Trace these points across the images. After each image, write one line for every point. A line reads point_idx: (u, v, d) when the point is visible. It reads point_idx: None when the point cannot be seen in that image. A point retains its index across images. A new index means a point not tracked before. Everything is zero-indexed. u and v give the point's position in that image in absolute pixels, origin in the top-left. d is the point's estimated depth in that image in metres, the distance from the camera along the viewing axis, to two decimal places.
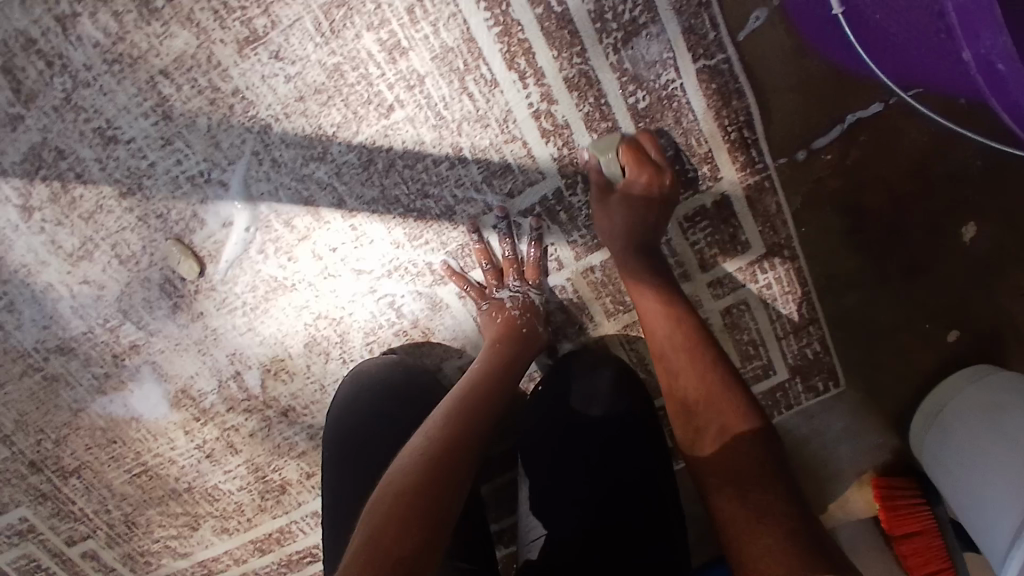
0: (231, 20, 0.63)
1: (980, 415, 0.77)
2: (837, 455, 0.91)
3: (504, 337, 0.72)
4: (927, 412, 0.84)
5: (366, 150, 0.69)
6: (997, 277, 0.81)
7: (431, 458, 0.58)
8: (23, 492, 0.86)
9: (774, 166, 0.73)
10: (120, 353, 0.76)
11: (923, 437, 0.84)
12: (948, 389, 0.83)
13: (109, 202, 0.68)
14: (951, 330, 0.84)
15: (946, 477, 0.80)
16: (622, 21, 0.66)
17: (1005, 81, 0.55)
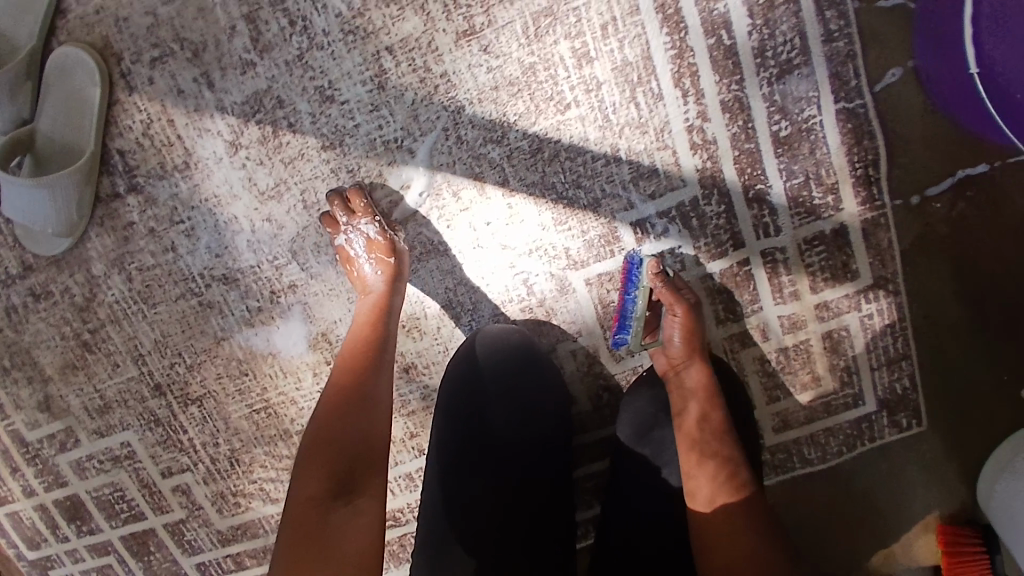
0: (456, 15, 0.74)
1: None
2: (910, 499, 0.94)
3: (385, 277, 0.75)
4: (997, 461, 0.87)
5: (538, 140, 0.78)
6: None
7: (352, 396, 0.65)
8: (137, 414, 0.89)
9: (892, 206, 0.81)
10: (278, 290, 0.83)
11: (991, 484, 0.87)
12: (1022, 440, 0.86)
13: (311, 151, 0.78)
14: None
15: (1010, 521, 0.82)
16: (779, 59, 0.76)
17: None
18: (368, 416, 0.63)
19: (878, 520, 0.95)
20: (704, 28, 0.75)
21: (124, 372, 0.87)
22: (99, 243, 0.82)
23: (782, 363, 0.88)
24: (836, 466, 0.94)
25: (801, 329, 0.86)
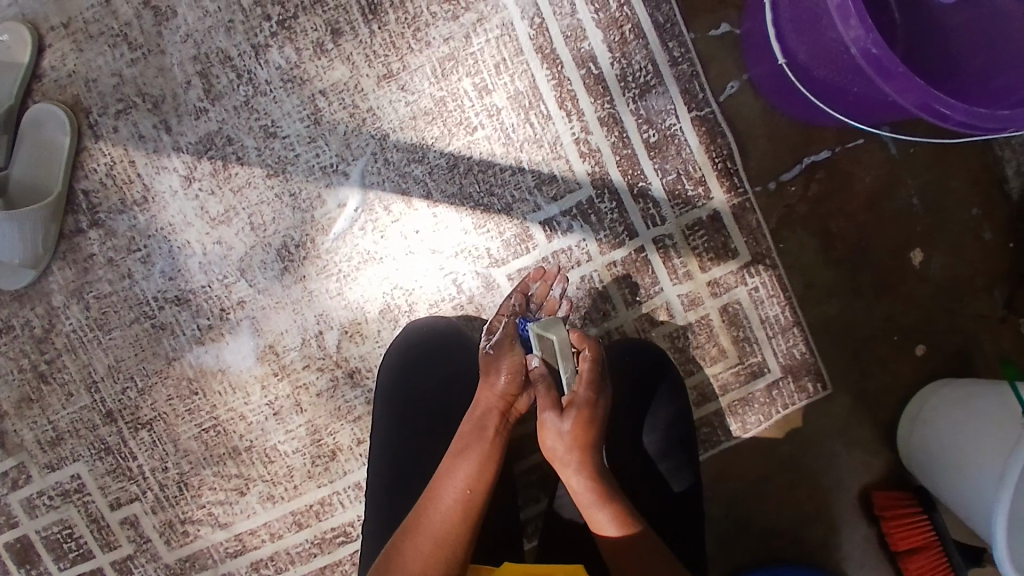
0: (376, 62, 0.91)
1: (953, 403, 0.93)
2: (828, 462, 1.03)
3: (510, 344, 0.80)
4: (910, 416, 1.00)
5: (453, 157, 0.93)
6: (948, 297, 1.01)
7: (451, 456, 0.73)
8: (88, 443, 0.95)
9: (752, 192, 0.97)
10: (227, 307, 0.91)
11: (909, 437, 0.99)
12: (927, 392, 0.99)
13: (257, 180, 0.90)
14: (918, 344, 1.02)
15: (936, 462, 0.93)
16: (640, 83, 0.95)
17: (882, 64, 0.67)
18: (447, 478, 0.71)
19: (806, 485, 1.03)
20: (577, 62, 0.94)
21: (77, 401, 0.93)
22: (59, 276, 0.91)
23: (691, 339, 0.99)
24: (757, 437, 1.02)
25: (699, 306, 0.98)
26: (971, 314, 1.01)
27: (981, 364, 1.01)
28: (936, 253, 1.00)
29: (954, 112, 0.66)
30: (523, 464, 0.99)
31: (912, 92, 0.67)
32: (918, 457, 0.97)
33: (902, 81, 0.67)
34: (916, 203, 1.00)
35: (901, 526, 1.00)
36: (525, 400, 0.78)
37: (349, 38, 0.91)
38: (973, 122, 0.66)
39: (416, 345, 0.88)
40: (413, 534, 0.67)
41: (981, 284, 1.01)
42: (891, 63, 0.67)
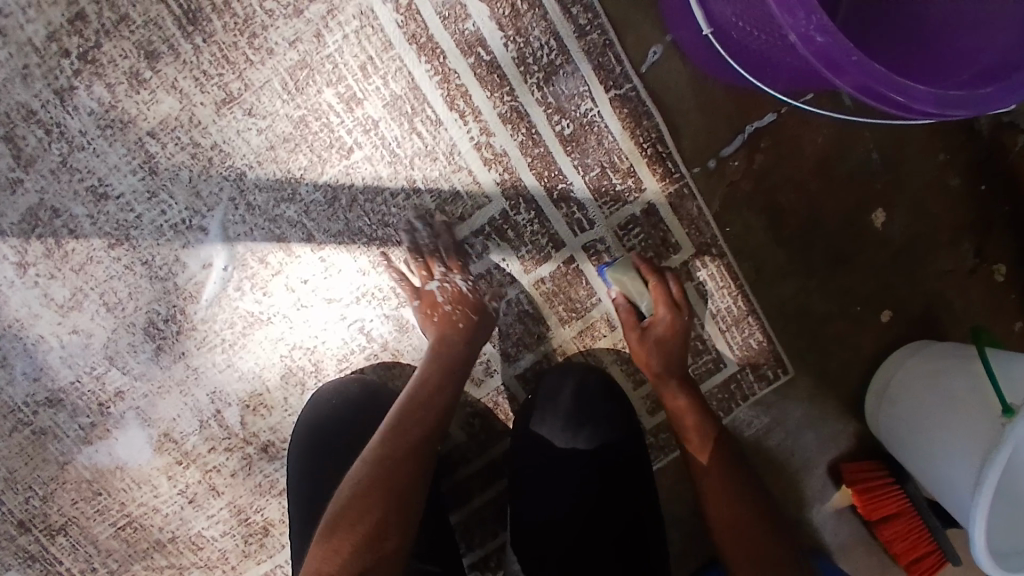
0: (210, 85, 0.74)
1: (925, 382, 0.84)
2: (796, 446, 0.96)
3: (443, 332, 0.77)
4: (877, 391, 0.92)
5: (331, 188, 0.78)
6: (911, 258, 0.91)
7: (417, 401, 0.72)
8: (12, 555, 0.84)
9: (689, 175, 0.84)
10: (106, 401, 0.80)
11: (877, 414, 0.91)
12: (891, 363, 0.91)
13: (99, 253, 0.76)
14: (883, 310, 0.92)
15: (902, 445, 0.87)
16: (542, 63, 0.80)
17: (830, 54, 0.52)
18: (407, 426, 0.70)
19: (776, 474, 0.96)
20: (462, 48, 0.78)
21: None
22: None
23: None
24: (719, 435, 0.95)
25: None
26: (938, 272, 0.92)
27: (950, 319, 0.93)
28: (896, 210, 0.90)
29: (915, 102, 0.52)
30: (471, 505, 0.92)
31: (866, 84, 0.53)
32: (888, 437, 0.90)
33: (854, 72, 0.52)
34: (874, 157, 0.89)
35: (876, 499, 0.93)
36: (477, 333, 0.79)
37: (169, 60, 0.73)
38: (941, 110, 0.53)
39: (330, 415, 0.79)
40: (372, 481, 0.66)
41: (948, 238, 0.91)
42: (841, 51, 0.52)
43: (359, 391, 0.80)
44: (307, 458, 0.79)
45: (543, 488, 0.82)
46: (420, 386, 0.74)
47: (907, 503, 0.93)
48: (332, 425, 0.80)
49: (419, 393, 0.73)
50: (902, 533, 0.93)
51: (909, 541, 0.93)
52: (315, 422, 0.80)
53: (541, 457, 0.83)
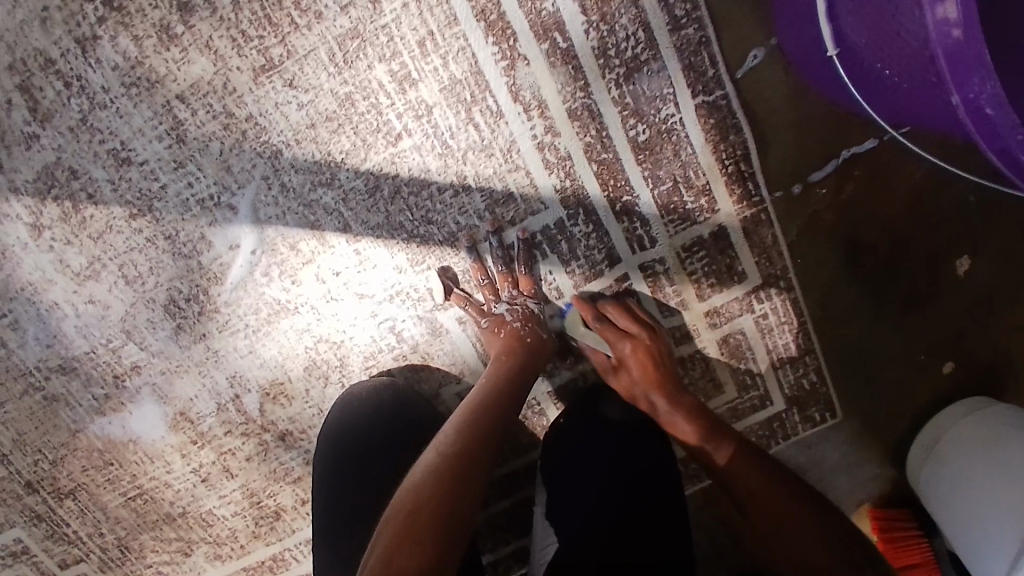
0: (248, 50, 0.66)
1: (975, 446, 0.75)
2: (832, 484, 0.88)
3: (506, 351, 0.73)
4: (923, 440, 0.83)
5: (373, 177, 0.71)
6: (989, 311, 0.82)
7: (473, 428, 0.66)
8: (18, 512, 0.83)
9: (770, 199, 0.75)
10: (121, 374, 0.77)
11: (919, 467, 0.82)
12: (944, 419, 0.82)
13: (119, 223, 0.71)
14: (945, 362, 0.83)
15: (939, 503, 0.78)
16: (625, 57, 0.70)
17: (994, 126, 0.50)
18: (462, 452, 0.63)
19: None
20: (536, 32, 0.68)
21: None
22: None
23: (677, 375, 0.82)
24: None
25: (693, 340, 0.81)
26: (1012, 328, 0.82)
27: (1012, 378, 0.84)
28: (981, 257, 0.80)
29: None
30: (487, 512, 0.89)
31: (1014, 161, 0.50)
32: (925, 496, 0.81)
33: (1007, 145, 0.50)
34: (971, 200, 0.78)
35: (896, 548, 0.85)
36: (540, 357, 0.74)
37: (204, 15, 0.65)
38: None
39: (354, 423, 0.76)
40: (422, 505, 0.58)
41: None
42: (1007, 128, 0.49)
43: (389, 402, 0.77)
44: (326, 466, 0.76)
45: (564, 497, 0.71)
46: (499, 399, 0.69)
47: (931, 557, 0.85)
48: (355, 434, 0.76)
49: (505, 404, 0.68)
50: None
51: None
52: (338, 430, 0.76)
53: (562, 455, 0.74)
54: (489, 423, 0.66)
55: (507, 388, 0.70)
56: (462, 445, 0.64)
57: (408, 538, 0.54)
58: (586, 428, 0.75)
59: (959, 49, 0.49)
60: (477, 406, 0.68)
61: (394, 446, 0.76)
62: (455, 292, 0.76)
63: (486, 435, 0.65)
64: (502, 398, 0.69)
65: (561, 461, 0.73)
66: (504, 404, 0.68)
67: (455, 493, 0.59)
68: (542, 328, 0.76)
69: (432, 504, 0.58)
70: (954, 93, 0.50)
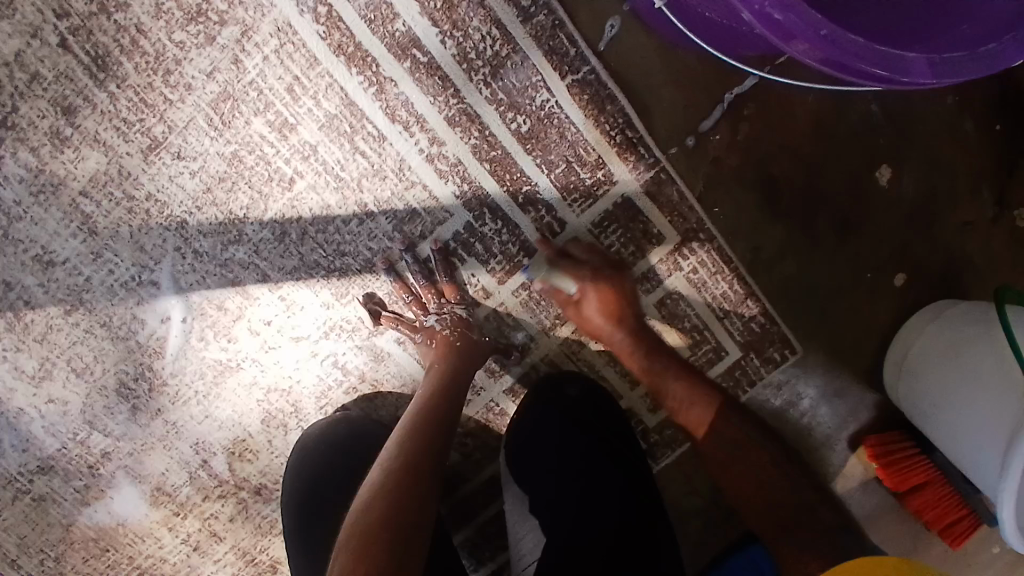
0: (133, 132, 0.70)
1: (943, 357, 0.74)
2: (816, 420, 0.86)
3: (442, 355, 0.75)
4: (895, 359, 0.82)
5: (278, 225, 0.74)
6: (924, 215, 0.80)
7: (421, 431, 0.67)
8: None
9: (666, 157, 0.76)
10: (94, 463, 0.80)
11: (897, 385, 0.81)
12: (910, 331, 0.80)
13: (58, 321, 0.74)
14: (897, 274, 0.82)
15: (925, 418, 0.77)
16: (486, 56, 0.72)
17: (794, 31, 0.45)
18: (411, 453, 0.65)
19: (797, 456, 0.87)
20: (395, 53, 0.71)
21: None
22: None
23: None
24: None
25: None
26: (954, 226, 0.81)
27: (969, 273, 0.82)
28: (901, 163, 0.79)
29: (923, 76, 0.45)
30: (475, 523, 0.89)
31: (858, 65, 0.45)
32: (911, 411, 0.80)
33: (830, 50, 0.45)
34: (875, 109, 0.78)
35: (902, 471, 0.84)
36: (477, 353, 0.76)
37: (86, 112, 0.69)
38: (953, 79, 0.46)
39: (314, 459, 0.78)
40: (378, 515, 0.58)
41: (962, 188, 0.80)
42: (807, 27, 0.44)
43: (344, 434, 0.78)
44: (299, 504, 0.78)
45: (530, 476, 0.80)
46: (439, 400, 0.71)
47: (937, 472, 0.83)
48: (320, 469, 0.78)
49: (437, 416, 0.69)
50: (934, 503, 0.84)
51: (942, 510, 0.84)
52: (303, 469, 0.79)
53: (523, 442, 0.80)
54: (436, 421, 0.69)
55: (450, 387, 0.72)
56: (409, 450, 0.65)
57: (360, 569, 0.53)
58: (548, 414, 0.79)
59: None
60: (421, 409, 0.70)
61: (356, 471, 0.79)
62: (385, 316, 0.78)
63: (433, 437, 0.67)
64: (434, 408, 0.70)
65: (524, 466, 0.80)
66: (437, 415, 0.69)
67: (404, 497, 0.61)
68: (473, 331, 0.78)
69: (385, 509, 0.59)
70: (743, 11, 0.47)
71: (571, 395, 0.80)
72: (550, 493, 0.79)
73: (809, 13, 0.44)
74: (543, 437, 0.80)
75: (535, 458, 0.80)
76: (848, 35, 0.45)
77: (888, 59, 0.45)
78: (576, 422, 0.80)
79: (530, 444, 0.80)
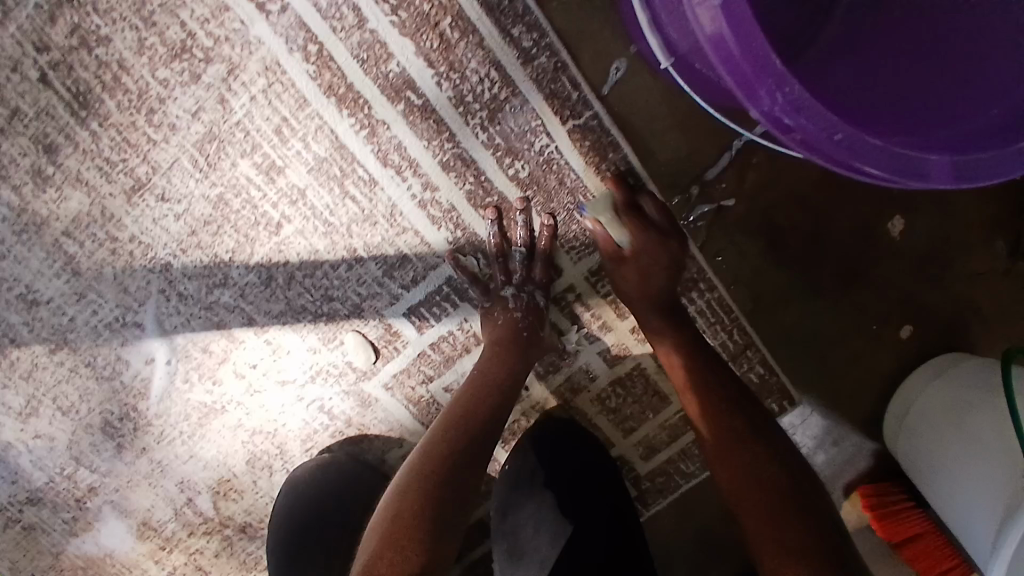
0: (116, 174, 0.68)
1: (943, 420, 0.70)
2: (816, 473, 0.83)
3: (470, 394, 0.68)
4: (895, 412, 0.78)
5: (264, 269, 0.71)
6: (937, 265, 0.76)
7: (433, 481, 0.60)
8: None
9: (669, 205, 0.72)
10: (81, 497, 0.80)
11: (896, 441, 0.77)
12: (912, 385, 0.76)
13: (43, 359, 0.73)
14: (903, 326, 0.78)
15: (918, 478, 0.74)
16: (483, 100, 0.68)
17: (807, 134, 0.42)
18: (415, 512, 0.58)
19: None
20: (388, 96, 0.67)
21: None
22: None
23: (623, 395, 0.80)
24: None
25: (626, 358, 0.78)
26: (967, 276, 0.76)
27: (978, 325, 0.78)
28: (914, 215, 0.75)
29: (944, 181, 0.43)
30: (465, 561, 0.88)
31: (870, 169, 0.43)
32: (907, 468, 0.76)
33: (845, 156, 0.43)
34: None
35: (893, 522, 0.80)
36: (504, 391, 0.69)
37: (69, 151, 0.67)
38: (972, 184, 0.44)
39: (303, 501, 0.77)
40: None
41: (979, 237, 0.76)
42: (823, 131, 0.42)
43: (334, 479, 0.77)
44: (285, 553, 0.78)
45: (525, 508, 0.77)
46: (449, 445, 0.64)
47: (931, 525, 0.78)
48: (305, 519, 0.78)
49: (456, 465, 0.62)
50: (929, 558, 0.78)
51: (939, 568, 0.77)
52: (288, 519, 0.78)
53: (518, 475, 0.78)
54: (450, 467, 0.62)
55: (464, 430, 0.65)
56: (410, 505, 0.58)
57: None
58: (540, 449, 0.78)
59: (748, 58, 0.42)
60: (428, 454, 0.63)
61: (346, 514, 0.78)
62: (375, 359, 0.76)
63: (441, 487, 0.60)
64: (447, 456, 0.62)
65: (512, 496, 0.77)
66: (452, 462, 0.62)
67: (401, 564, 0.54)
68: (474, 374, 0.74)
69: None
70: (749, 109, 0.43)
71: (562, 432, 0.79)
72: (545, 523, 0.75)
73: (825, 117, 0.42)
74: (536, 468, 0.78)
75: (529, 490, 0.77)
76: (865, 138, 0.42)
77: (907, 163, 0.43)
78: (567, 455, 0.77)
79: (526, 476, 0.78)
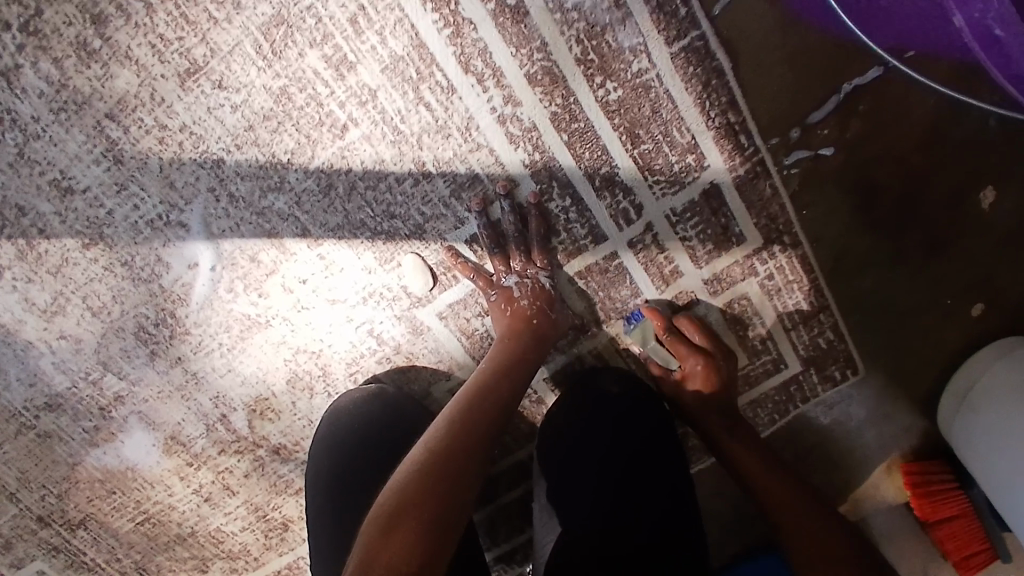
0: (169, 54, 0.61)
1: (1014, 394, 0.68)
2: (870, 442, 0.80)
3: (515, 332, 0.68)
4: (957, 390, 0.75)
5: (324, 175, 0.66)
6: (1022, 244, 0.72)
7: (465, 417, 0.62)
8: (34, 546, 0.82)
9: (764, 148, 0.68)
10: (106, 405, 0.75)
11: (953, 420, 0.74)
12: (975, 366, 0.73)
13: (74, 255, 0.68)
14: (976, 304, 0.74)
15: (973, 458, 0.72)
16: (582, 9, 0.62)
17: None
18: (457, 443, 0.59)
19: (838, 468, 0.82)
20: None
21: (5, 511, 0.80)
22: None
23: None
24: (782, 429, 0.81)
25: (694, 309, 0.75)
26: None
27: None
28: (1009, 188, 0.71)
29: None
30: (497, 503, 0.86)
31: None
32: (962, 449, 0.74)
33: None
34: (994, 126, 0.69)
35: (934, 500, 0.78)
36: (542, 348, 0.69)
37: (119, 24, 0.60)
38: None
39: (344, 430, 0.73)
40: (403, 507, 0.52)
41: None
42: None
43: (377, 410, 0.73)
44: (322, 521, 0.70)
45: (569, 474, 0.72)
46: (499, 381, 0.65)
47: (967, 505, 0.78)
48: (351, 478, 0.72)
49: (467, 450, 0.58)
50: (959, 536, 0.78)
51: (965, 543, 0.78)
52: (333, 474, 0.72)
53: (562, 446, 0.73)
54: (488, 411, 0.62)
55: (511, 372, 0.66)
56: (456, 434, 0.59)
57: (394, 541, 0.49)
58: (591, 401, 0.74)
59: None
60: (467, 396, 0.64)
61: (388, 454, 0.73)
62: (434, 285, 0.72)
63: (486, 429, 0.61)
64: (459, 437, 0.59)
65: (562, 461, 0.73)
66: (463, 452, 0.58)
67: (443, 479, 0.55)
68: (553, 307, 0.71)
69: (403, 495, 0.53)
70: None
71: (604, 380, 0.75)
72: (592, 477, 0.71)
73: None
74: (581, 427, 0.73)
75: (576, 450, 0.73)
76: None
77: None
78: (604, 415, 0.73)
79: (573, 436, 0.73)
